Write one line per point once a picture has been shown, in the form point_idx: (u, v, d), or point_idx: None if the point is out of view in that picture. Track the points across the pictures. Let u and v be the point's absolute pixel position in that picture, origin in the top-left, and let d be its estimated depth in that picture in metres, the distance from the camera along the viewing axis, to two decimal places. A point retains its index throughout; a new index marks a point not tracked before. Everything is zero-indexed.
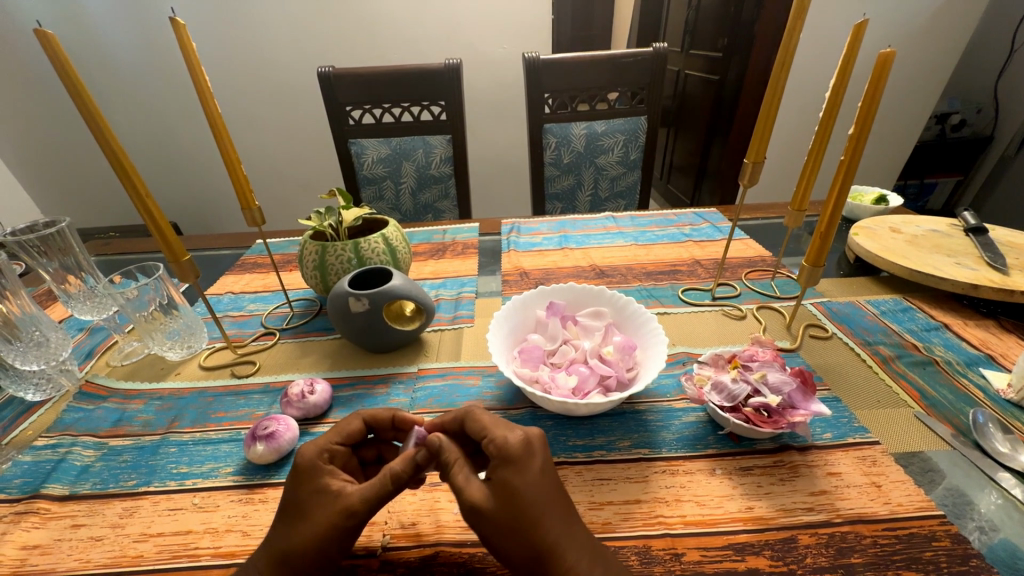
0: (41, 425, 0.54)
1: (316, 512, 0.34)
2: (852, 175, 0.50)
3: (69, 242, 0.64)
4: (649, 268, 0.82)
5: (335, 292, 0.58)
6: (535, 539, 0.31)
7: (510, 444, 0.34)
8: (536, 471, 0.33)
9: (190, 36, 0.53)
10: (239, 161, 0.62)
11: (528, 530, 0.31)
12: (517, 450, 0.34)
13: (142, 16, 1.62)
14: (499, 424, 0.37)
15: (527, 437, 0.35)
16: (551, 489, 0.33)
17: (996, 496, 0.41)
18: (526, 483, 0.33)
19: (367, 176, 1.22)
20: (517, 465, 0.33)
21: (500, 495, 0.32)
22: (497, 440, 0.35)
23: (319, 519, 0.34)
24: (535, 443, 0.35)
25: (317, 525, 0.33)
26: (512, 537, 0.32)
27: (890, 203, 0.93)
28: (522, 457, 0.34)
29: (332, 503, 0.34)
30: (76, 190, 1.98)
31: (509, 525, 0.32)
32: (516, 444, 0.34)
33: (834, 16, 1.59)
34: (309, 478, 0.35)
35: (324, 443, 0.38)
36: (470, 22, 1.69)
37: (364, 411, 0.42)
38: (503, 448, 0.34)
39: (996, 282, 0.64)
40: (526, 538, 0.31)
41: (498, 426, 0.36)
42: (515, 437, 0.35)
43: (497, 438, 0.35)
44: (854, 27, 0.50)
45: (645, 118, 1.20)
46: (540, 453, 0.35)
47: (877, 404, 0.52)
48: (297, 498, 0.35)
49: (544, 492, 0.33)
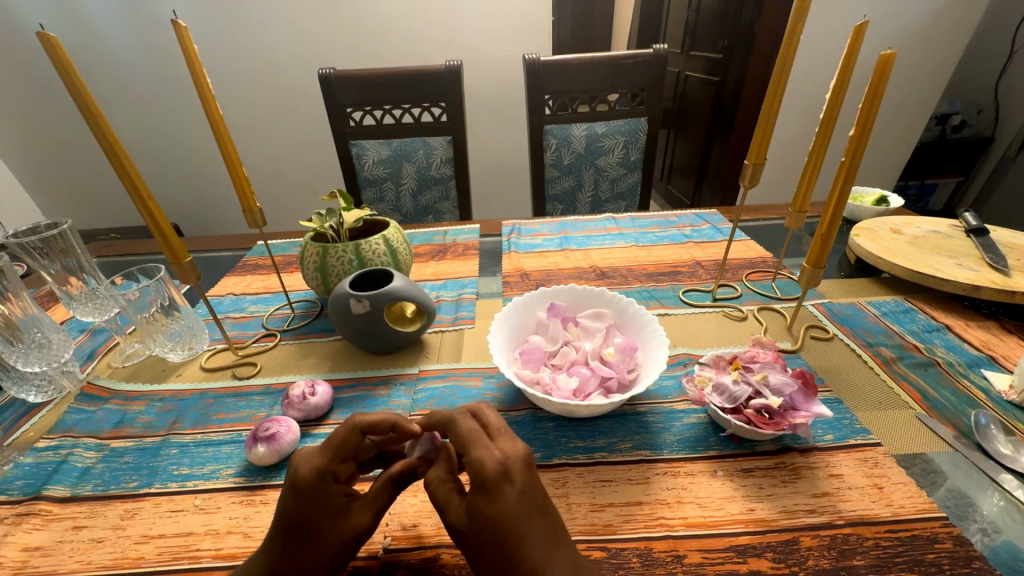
0: (43, 427, 0.54)
1: (326, 531, 0.35)
2: (853, 177, 0.50)
3: (70, 244, 0.64)
4: (650, 269, 0.82)
5: (336, 293, 0.58)
6: (513, 560, 0.31)
7: (486, 467, 0.33)
8: (512, 497, 0.32)
9: (191, 37, 0.53)
10: (242, 163, 0.62)
11: (506, 555, 0.31)
12: (490, 477, 0.33)
13: (143, 20, 1.63)
14: (481, 439, 0.36)
15: (505, 460, 0.34)
16: (531, 514, 0.32)
17: (998, 497, 0.41)
18: (501, 513, 0.32)
19: (368, 177, 1.22)
20: (491, 492, 0.33)
21: (477, 520, 0.32)
22: (472, 464, 0.34)
23: (332, 538, 0.35)
24: (513, 466, 0.34)
25: (330, 543, 0.35)
26: (492, 559, 0.32)
27: (891, 204, 0.93)
28: (496, 483, 0.33)
29: (342, 521, 0.35)
30: (79, 192, 1.99)
31: (486, 548, 0.32)
32: (491, 467, 0.33)
33: (835, 18, 1.60)
34: (314, 501, 0.35)
35: (324, 465, 0.36)
36: (471, 24, 1.70)
37: (360, 421, 0.38)
38: (478, 472, 0.33)
39: (997, 283, 0.64)
40: (504, 562, 0.31)
41: (475, 445, 0.35)
42: (489, 461, 0.34)
43: (473, 460, 0.34)
44: (855, 28, 0.50)
45: (645, 119, 1.20)
46: (518, 476, 0.33)
47: (880, 405, 0.51)
48: (303, 522, 0.34)
49: (522, 518, 0.32)
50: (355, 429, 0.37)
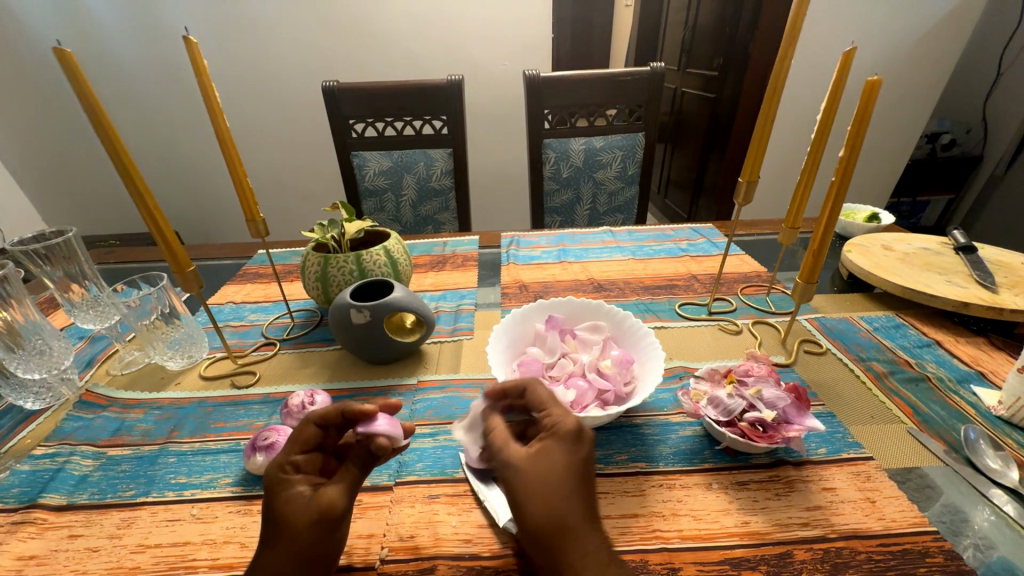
0: (39, 434, 0.54)
1: (291, 516, 0.35)
2: (843, 196, 0.51)
3: (74, 251, 0.65)
4: (646, 282, 0.83)
5: (337, 304, 0.59)
6: (560, 508, 0.35)
7: (563, 425, 0.39)
8: (578, 457, 0.37)
9: (200, 52, 0.54)
10: (246, 174, 0.63)
11: (550, 500, 0.35)
12: (567, 431, 0.38)
13: (152, 33, 1.66)
14: (557, 406, 0.41)
15: (580, 427, 0.39)
16: (585, 479, 0.37)
17: (989, 512, 0.42)
18: (564, 464, 0.37)
19: (368, 188, 1.23)
20: (564, 444, 0.38)
21: (540, 463, 0.37)
22: (552, 418, 0.39)
23: (299, 521, 0.35)
24: (584, 435, 0.38)
25: (297, 527, 0.34)
26: (540, 499, 0.35)
27: (882, 221, 0.95)
28: (570, 440, 0.38)
29: (305, 510, 0.35)
30: (78, 199, 1.99)
31: (537, 489, 0.35)
32: (566, 428, 0.38)
33: (828, 42, 1.64)
34: (278, 492, 0.36)
35: (284, 458, 0.37)
36: (473, 40, 1.73)
37: (310, 414, 0.39)
38: (555, 426, 0.39)
39: (986, 299, 0.65)
40: (550, 506, 0.35)
41: (556, 407, 0.41)
42: (569, 422, 0.39)
43: (554, 417, 0.40)
44: (843, 54, 0.52)
45: (642, 134, 1.23)
46: (585, 444, 0.38)
47: (871, 420, 0.52)
48: (272, 512, 0.35)
49: (576, 478, 0.36)
50: (304, 422, 0.39)
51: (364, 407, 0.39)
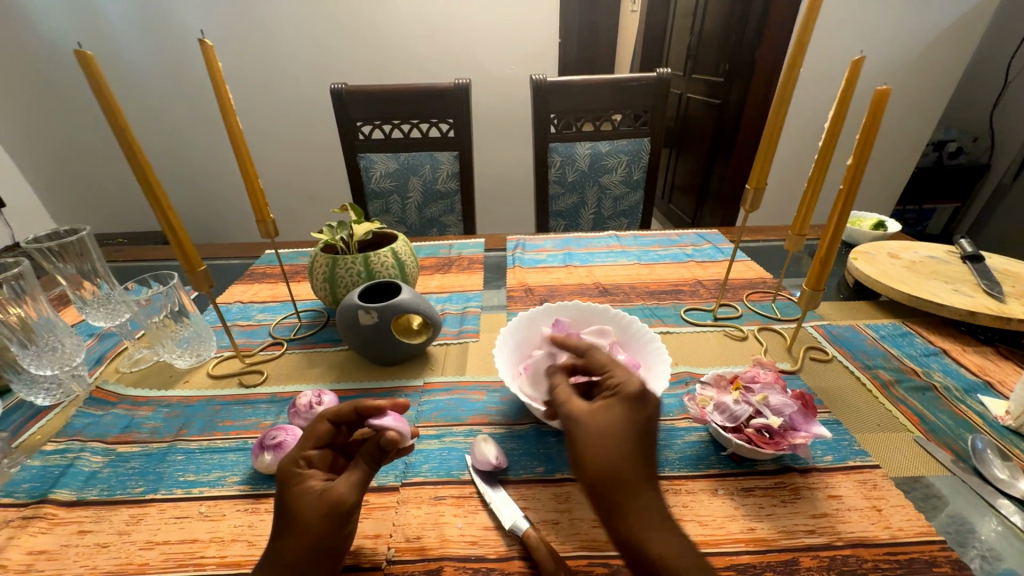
0: (49, 430, 0.55)
1: (302, 510, 0.35)
2: (852, 204, 0.51)
3: (87, 249, 0.66)
4: (652, 286, 0.83)
5: (345, 304, 0.59)
6: (618, 456, 0.35)
7: (630, 385, 0.39)
8: (641, 415, 0.37)
9: (216, 56, 0.54)
10: (257, 175, 0.63)
11: (607, 448, 0.36)
12: (632, 390, 0.39)
13: (163, 34, 1.68)
14: (624, 369, 0.42)
15: (645, 388, 0.39)
16: (648, 437, 0.37)
17: (996, 522, 0.42)
18: (627, 418, 0.37)
19: (374, 190, 1.24)
20: (627, 401, 0.38)
21: (601, 416, 0.38)
22: (618, 379, 0.41)
23: (308, 516, 0.35)
24: (650, 396, 0.39)
25: (306, 521, 0.35)
26: (598, 445, 0.36)
27: (888, 229, 0.95)
28: (637, 398, 0.38)
29: (314, 504, 0.35)
30: (87, 197, 2.01)
31: (597, 438, 0.37)
32: (632, 387, 0.39)
33: (834, 49, 1.64)
34: (290, 486, 0.36)
35: (298, 452, 0.38)
36: (480, 44, 1.74)
37: (324, 410, 0.40)
38: (621, 385, 0.40)
39: (992, 309, 0.65)
40: (608, 452, 0.36)
41: (621, 369, 0.42)
42: (634, 381, 0.40)
43: (619, 378, 0.41)
44: (852, 63, 0.52)
45: (648, 140, 1.23)
46: (650, 403, 0.38)
47: (878, 428, 0.52)
48: (284, 505, 0.36)
49: (639, 432, 0.37)
50: (317, 418, 0.39)
51: (376, 403, 0.40)
